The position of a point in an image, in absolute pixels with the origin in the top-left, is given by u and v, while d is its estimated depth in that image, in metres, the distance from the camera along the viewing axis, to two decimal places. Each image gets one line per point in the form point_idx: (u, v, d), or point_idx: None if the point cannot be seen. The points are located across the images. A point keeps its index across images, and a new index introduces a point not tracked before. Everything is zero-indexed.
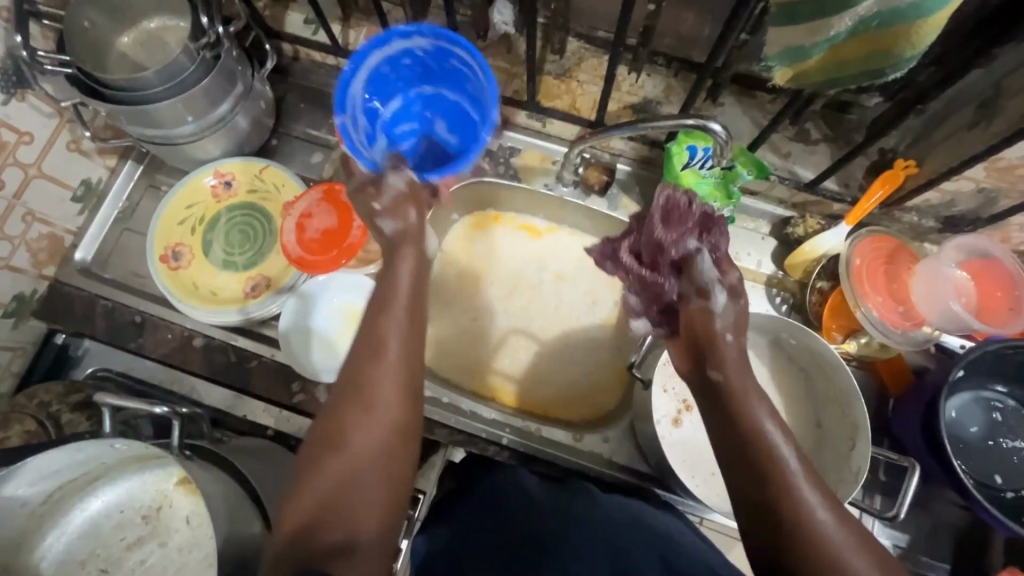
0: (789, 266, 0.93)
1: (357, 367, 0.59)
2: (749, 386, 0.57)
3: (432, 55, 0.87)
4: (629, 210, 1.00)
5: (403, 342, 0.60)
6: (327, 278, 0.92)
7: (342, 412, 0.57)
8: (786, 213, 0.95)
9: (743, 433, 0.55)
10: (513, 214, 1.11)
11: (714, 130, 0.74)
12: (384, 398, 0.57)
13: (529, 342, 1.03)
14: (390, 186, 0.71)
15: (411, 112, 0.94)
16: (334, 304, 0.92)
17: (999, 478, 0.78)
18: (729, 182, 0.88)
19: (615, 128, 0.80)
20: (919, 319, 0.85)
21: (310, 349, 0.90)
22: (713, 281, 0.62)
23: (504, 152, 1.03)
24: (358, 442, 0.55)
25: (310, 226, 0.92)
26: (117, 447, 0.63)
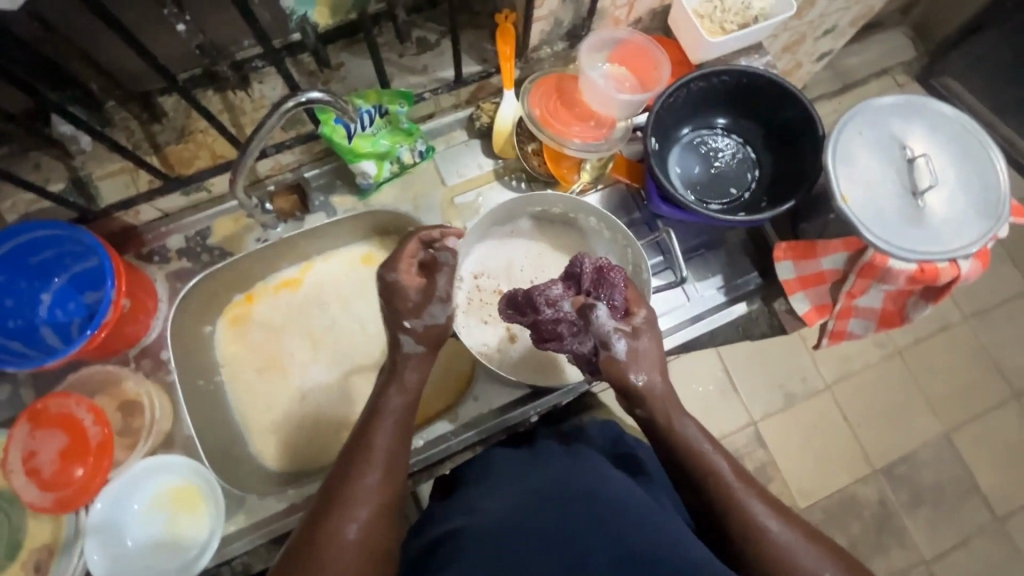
0: (500, 151, 0.97)
1: (344, 467, 0.60)
2: (672, 415, 0.67)
3: (12, 276, 0.80)
4: (346, 204, 0.96)
5: (391, 442, 0.63)
6: (107, 497, 0.78)
7: (325, 514, 0.56)
8: (466, 111, 0.98)
9: (683, 450, 0.64)
10: (262, 283, 1.03)
11: (314, 97, 0.74)
12: (364, 504, 0.57)
13: (365, 373, 0.99)
14: (430, 314, 0.70)
15: (70, 309, 0.84)
16: (142, 510, 0.80)
17: (733, 189, 0.92)
18: (396, 124, 0.90)
19: (243, 155, 0.77)
20: (611, 120, 0.94)
21: (148, 566, 0.78)
22: (615, 331, 0.67)
23: (196, 241, 0.93)
24: (335, 549, 0.54)
25: (43, 462, 0.77)
26: None
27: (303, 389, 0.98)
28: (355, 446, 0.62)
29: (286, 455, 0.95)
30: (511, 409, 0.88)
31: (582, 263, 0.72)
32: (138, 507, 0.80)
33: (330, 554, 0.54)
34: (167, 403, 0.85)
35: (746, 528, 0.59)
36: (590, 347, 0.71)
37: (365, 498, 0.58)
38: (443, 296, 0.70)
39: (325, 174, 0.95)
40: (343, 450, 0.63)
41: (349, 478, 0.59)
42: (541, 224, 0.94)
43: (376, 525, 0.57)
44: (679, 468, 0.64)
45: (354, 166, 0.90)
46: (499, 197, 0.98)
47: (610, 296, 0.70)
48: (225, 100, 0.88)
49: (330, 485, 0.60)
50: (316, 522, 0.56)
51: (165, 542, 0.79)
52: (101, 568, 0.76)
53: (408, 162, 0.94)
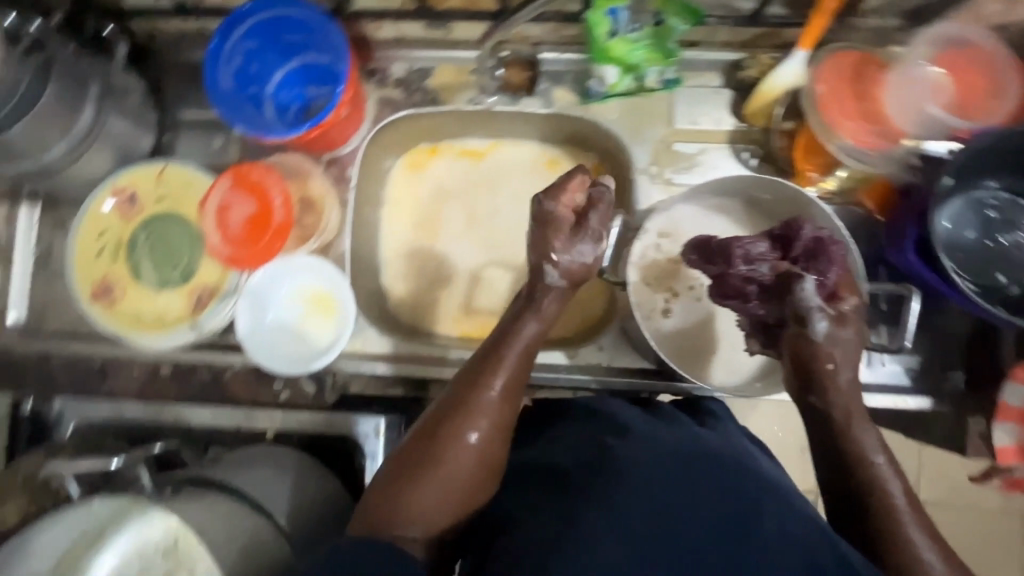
0: (749, 115, 0.85)
1: (472, 374, 0.62)
2: (853, 415, 0.59)
3: (262, 43, 0.85)
4: (566, 102, 0.89)
5: (519, 361, 0.63)
6: (267, 270, 0.87)
7: (451, 417, 0.59)
8: (736, 56, 0.85)
9: (843, 455, 0.58)
10: (450, 142, 1.02)
11: None
12: (490, 419, 0.60)
13: (503, 270, 0.99)
14: (577, 252, 0.66)
15: (290, 95, 0.89)
16: (289, 295, 0.88)
17: (1001, 277, 0.75)
18: (663, 39, 0.79)
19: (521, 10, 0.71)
20: (899, 133, 0.76)
21: (279, 344, 0.87)
22: (819, 309, 0.59)
23: (415, 76, 0.91)
24: (459, 453, 0.58)
25: (233, 218, 0.86)
26: (100, 507, 0.63)
27: (445, 258, 1.00)
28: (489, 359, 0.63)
29: (408, 306, 1.00)
30: (629, 375, 0.86)
31: (801, 228, 0.66)
32: (286, 293, 0.88)
33: (456, 455, 0.57)
34: (337, 216, 0.90)
35: (901, 557, 0.52)
36: (774, 317, 0.65)
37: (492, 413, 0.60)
38: (594, 235, 0.66)
39: (561, 62, 0.88)
40: (477, 357, 0.63)
41: (481, 389, 0.61)
42: (757, 213, 0.83)
43: (495, 438, 0.60)
44: (836, 467, 0.58)
45: (597, 66, 0.83)
46: (721, 162, 0.87)
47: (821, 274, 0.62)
48: None
49: (460, 388, 0.61)
50: (444, 417, 0.59)
51: (301, 331, 0.87)
52: (250, 338, 0.86)
53: (648, 86, 0.85)
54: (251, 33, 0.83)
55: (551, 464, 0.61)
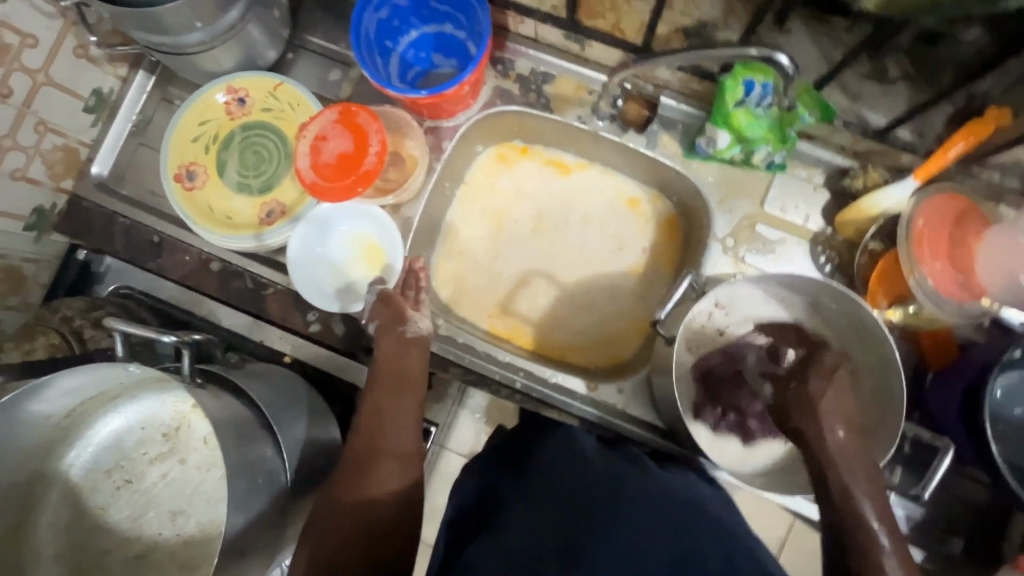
0: (841, 224, 0.85)
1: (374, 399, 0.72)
2: (848, 478, 0.58)
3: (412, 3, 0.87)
4: (668, 149, 0.90)
5: (410, 378, 0.75)
6: (335, 207, 0.90)
7: (359, 442, 0.68)
8: (846, 163, 0.86)
9: (841, 517, 0.57)
10: (541, 148, 1.04)
11: (778, 61, 0.69)
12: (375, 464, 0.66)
13: (550, 284, 1.01)
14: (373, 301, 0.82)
15: (417, 58, 0.92)
16: (346, 234, 0.91)
17: None
18: (785, 124, 0.79)
19: (665, 56, 0.76)
20: (981, 291, 0.76)
21: (321, 276, 0.90)
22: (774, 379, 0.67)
23: (537, 78, 0.93)
24: (349, 498, 0.63)
25: (326, 149, 0.88)
26: (130, 370, 0.63)
27: (500, 253, 1.02)
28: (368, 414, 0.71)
29: (451, 285, 1.02)
30: (633, 425, 0.86)
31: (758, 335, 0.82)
32: (343, 232, 0.91)
33: (346, 500, 0.63)
34: (420, 183, 0.92)
35: None
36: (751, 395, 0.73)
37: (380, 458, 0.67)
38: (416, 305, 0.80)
39: (678, 112, 0.89)
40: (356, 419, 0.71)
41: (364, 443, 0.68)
42: (819, 316, 0.82)
43: (393, 486, 0.65)
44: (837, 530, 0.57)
45: (711, 126, 0.83)
46: (796, 257, 0.88)
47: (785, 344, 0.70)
48: None
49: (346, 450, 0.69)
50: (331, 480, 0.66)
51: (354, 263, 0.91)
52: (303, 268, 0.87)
53: (753, 161, 0.85)
54: None
55: (518, 487, 0.63)
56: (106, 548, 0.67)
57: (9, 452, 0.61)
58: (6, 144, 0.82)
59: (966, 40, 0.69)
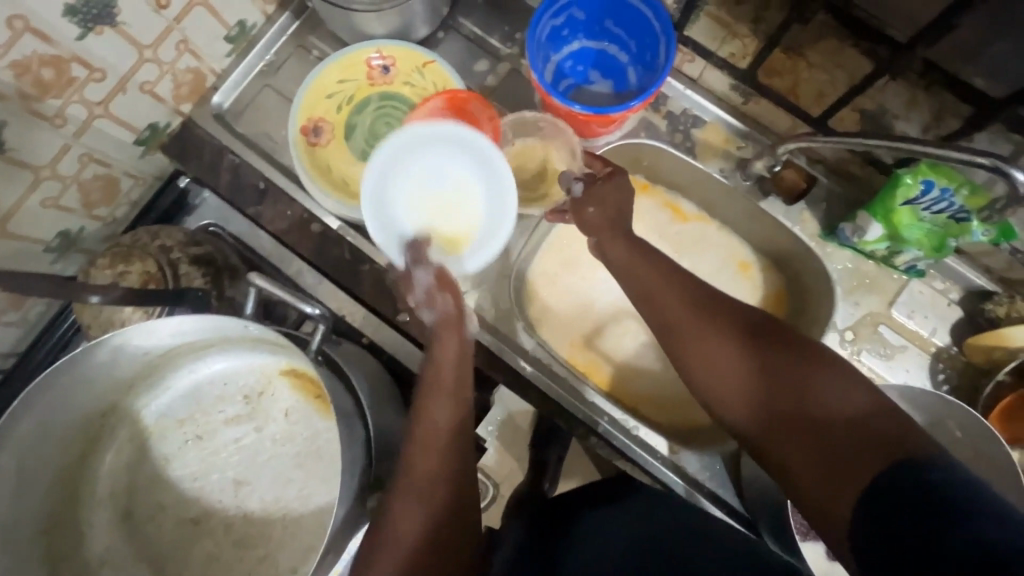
0: (972, 347, 0.80)
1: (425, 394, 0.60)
2: (738, 343, 0.60)
3: (586, 17, 0.85)
4: (806, 227, 0.87)
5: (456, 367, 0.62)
6: (415, 134, 0.76)
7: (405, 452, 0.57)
8: (988, 286, 0.82)
9: (770, 390, 0.55)
10: (663, 188, 0.95)
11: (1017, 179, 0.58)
12: (428, 545, 0.53)
13: (640, 328, 0.97)
14: (419, 281, 0.71)
15: (571, 70, 0.89)
16: (428, 168, 0.77)
17: None
18: (948, 234, 0.75)
19: (868, 138, 0.69)
20: None
21: (396, 209, 0.77)
22: (574, 179, 0.79)
23: (687, 120, 0.89)
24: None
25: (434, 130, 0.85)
26: (250, 330, 0.63)
27: (598, 283, 0.98)
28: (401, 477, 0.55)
29: (539, 304, 0.98)
30: (708, 501, 0.87)
31: None
32: (426, 162, 0.77)
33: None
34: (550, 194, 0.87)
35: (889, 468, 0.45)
36: None
37: (432, 537, 0.53)
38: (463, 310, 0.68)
39: (825, 191, 0.86)
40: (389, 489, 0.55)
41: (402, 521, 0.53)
42: None
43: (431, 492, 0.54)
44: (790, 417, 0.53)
45: (865, 217, 0.79)
46: (914, 368, 0.84)
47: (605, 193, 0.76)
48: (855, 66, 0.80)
49: (382, 526, 0.55)
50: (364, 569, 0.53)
51: (446, 211, 0.78)
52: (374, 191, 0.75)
53: (895, 261, 0.82)
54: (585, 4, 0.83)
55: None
56: (163, 503, 0.68)
57: (99, 381, 0.63)
58: (146, 55, 0.78)
59: None
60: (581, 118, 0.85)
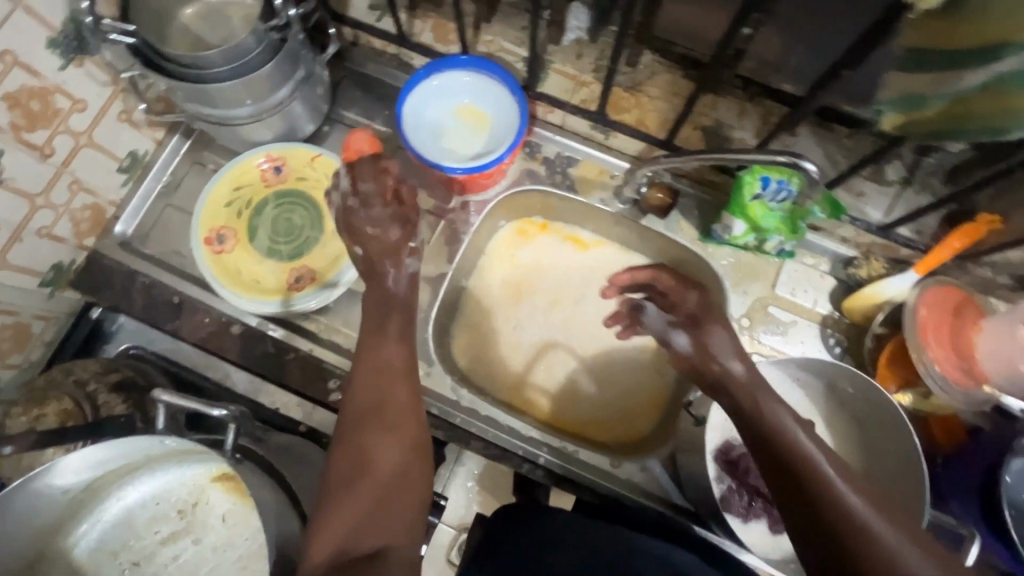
0: (848, 309, 0.90)
1: (370, 370, 0.69)
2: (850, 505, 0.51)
3: (440, 92, 0.93)
4: (686, 234, 0.96)
5: (399, 343, 0.71)
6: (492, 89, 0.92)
7: (363, 433, 0.64)
8: (849, 253, 0.92)
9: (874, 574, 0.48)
10: (560, 224, 1.07)
11: (806, 169, 0.71)
12: (382, 476, 0.62)
13: (568, 356, 1.02)
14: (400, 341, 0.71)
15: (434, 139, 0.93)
16: (463, 110, 0.93)
17: None
18: (797, 217, 0.85)
19: (695, 154, 0.81)
20: (983, 378, 0.81)
21: (425, 125, 0.92)
22: (671, 327, 0.68)
23: (562, 162, 1.00)
24: (369, 510, 0.60)
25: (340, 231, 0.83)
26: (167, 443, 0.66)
27: (518, 321, 1.04)
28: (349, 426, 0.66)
29: (468, 354, 1.03)
30: (650, 500, 0.91)
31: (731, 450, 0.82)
32: (467, 105, 0.93)
33: (359, 519, 0.59)
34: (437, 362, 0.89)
35: None
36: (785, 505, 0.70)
37: (384, 471, 0.62)
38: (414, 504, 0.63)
39: (694, 200, 0.96)
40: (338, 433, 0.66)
41: (355, 460, 0.63)
42: (836, 401, 0.85)
43: (399, 455, 0.64)
44: None
45: (728, 216, 0.89)
46: (807, 339, 0.92)
47: (717, 341, 0.64)
48: (687, 90, 0.91)
49: (346, 440, 0.65)
50: (325, 506, 0.61)
51: (451, 135, 0.93)
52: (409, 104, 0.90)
53: (765, 247, 0.91)
54: (439, 83, 0.93)
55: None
56: None
57: (18, 534, 0.63)
58: (38, 202, 0.82)
59: (955, 150, 0.79)
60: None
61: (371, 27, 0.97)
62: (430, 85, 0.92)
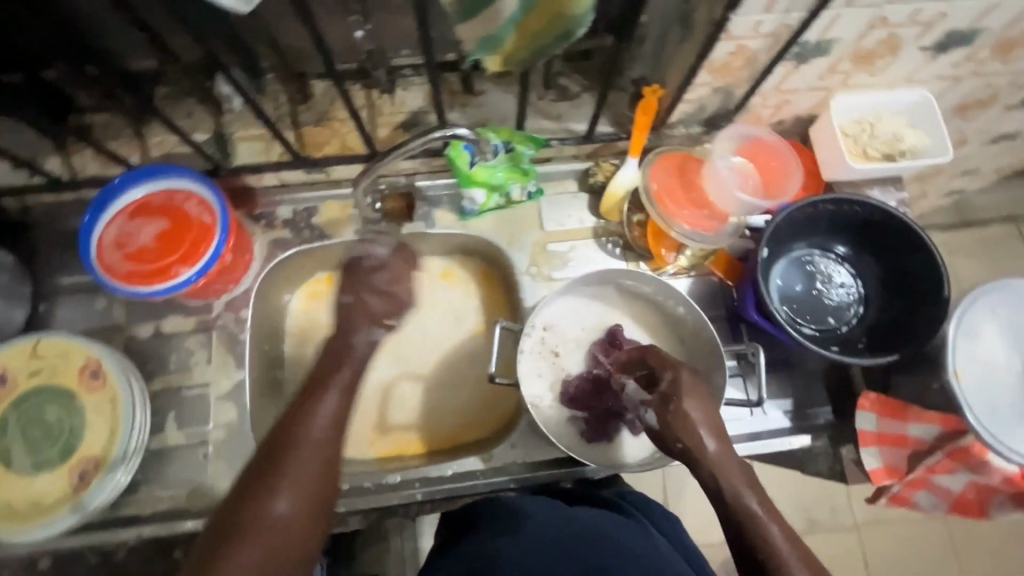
0: (605, 213, 0.98)
1: (294, 417, 0.66)
2: (759, 533, 0.58)
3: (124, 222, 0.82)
4: (446, 221, 0.98)
5: (338, 399, 0.69)
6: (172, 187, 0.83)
7: (283, 475, 0.60)
8: (585, 164, 0.99)
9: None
10: (345, 269, 1.02)
11: (461, 133, 0.80)
12: (290, 519, 0.59)
13: (412, 382, 1.01)
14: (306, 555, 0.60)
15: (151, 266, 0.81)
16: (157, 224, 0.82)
17: (831, 318, 0.88)
18: (517, 162, 0.90)
19: (385, 158, 0.82)
20: (723, 214, 0.92)
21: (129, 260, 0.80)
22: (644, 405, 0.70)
23: (301, 216, 0.97)
24: (263, 562, 0.55)
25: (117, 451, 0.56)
26: None
27: None
28: (266, 466, 0.62)
29: None
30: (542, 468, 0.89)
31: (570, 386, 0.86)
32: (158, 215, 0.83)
33: (257, 564, 0.55)
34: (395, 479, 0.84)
35: None
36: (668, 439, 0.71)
37: (293, 513, 0.59)
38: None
39: (436, 188, 0.97)
40: (250, 474, 0.61)
41: (262, 502, 0.59)
42: (629, 295, 0.91)
43: (313, 500, 0.61)
44: None
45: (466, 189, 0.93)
46: (590, 255, 0.98)
47: (690, 415, 0.64)
48: (368, 97, 0.91)
49: (261, 479, 0.60)
50: (221, 543, 0.56)
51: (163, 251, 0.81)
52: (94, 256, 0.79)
53: (515, 199, 0.96)
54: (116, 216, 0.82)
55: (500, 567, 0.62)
56: None
57: None
58: None
59: None
60: (186, 244, 0.80)
61: (28, 187, 0.88)
62: (106, 224, 0.81)
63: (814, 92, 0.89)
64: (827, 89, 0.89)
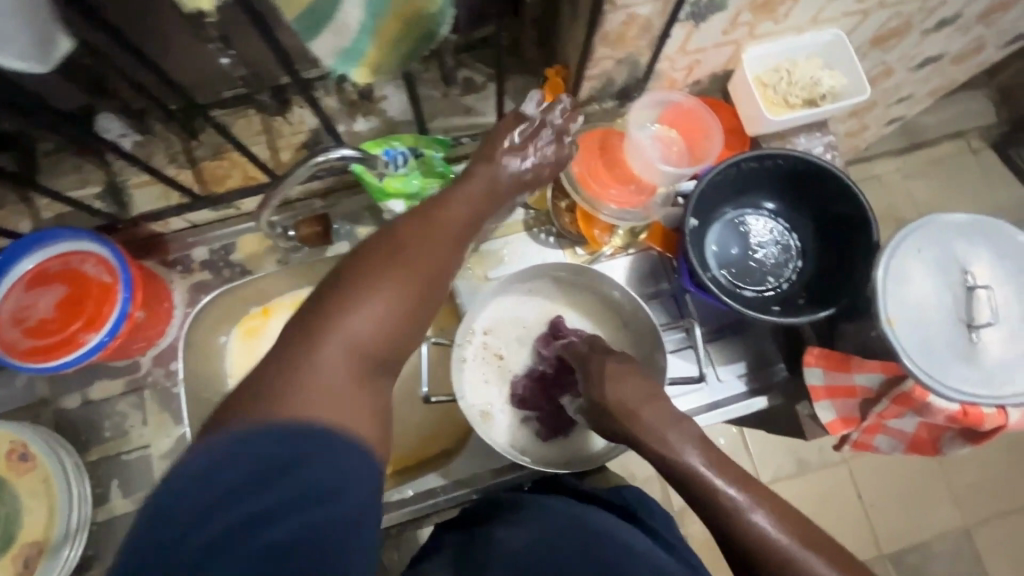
0: (534, 203, 0.95)
1: (395, 235, 0.54)
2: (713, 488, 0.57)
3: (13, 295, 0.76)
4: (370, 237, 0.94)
5: (447, 220, 0.58)
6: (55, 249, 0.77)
7: (343, 291, 0.49)
8: None
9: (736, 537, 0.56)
10: (281, 298, 0.96)
11: (344, 154, 0.76)
12: (358, 337, 0.48)
13: None
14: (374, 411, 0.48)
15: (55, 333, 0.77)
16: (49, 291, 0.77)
17: (770, 278, 0.87)
18: (429, 167, 0.85)
19: (278, 188, 0.77)
20: (652, 186, 0.88)
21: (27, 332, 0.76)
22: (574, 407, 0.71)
23: (219, 254, 0.93)
24: (332, 386, 0.46)
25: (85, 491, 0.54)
26: None
27: None
28: (387, 246, 0.53)
29: None
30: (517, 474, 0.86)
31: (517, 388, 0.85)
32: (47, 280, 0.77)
33: (333, 382, 0.46)
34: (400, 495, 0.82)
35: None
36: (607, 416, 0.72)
37: (364, 335, 0.49)
38: None
39: (354, 204, 0.93)
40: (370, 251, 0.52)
41: (336, 309, 0.49)
42: (566, 286, 0.88)
43: (398, 316, 0.50)
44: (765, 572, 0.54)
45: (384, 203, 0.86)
46: (525, 249, 0.97)
47: (623, 395, 0.64)
48: (263, 122, 0.87)
49: (337, 285, 0.50)
50: (311, 331, 0.48)
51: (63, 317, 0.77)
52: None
53: None
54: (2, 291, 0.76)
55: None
56: None
57: None
58: None
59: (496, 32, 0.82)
60: (91, 308, 0.77)
61: None
62: None
63: (722, 48, 0.86)
64: (736, 43, 0.85)
